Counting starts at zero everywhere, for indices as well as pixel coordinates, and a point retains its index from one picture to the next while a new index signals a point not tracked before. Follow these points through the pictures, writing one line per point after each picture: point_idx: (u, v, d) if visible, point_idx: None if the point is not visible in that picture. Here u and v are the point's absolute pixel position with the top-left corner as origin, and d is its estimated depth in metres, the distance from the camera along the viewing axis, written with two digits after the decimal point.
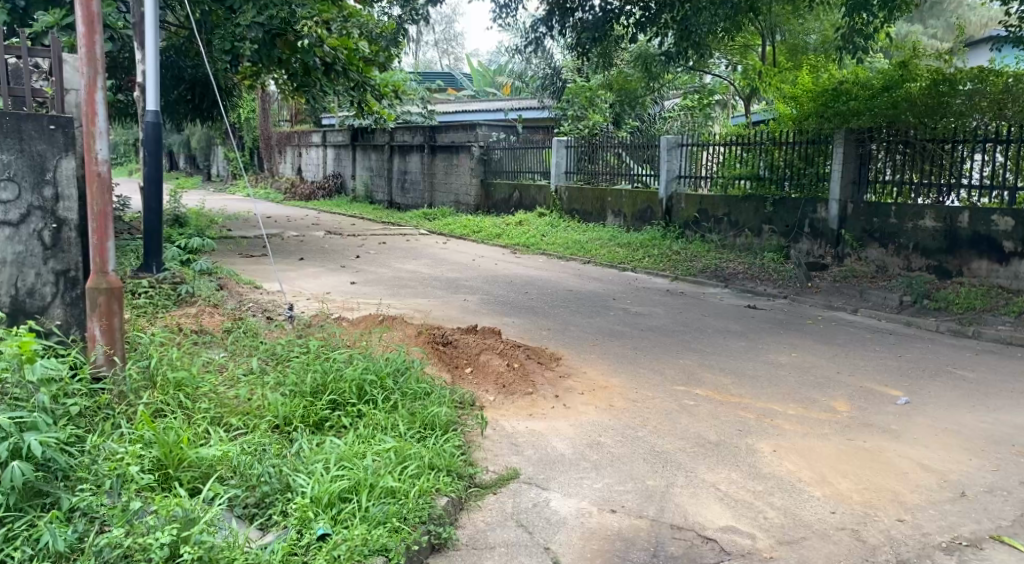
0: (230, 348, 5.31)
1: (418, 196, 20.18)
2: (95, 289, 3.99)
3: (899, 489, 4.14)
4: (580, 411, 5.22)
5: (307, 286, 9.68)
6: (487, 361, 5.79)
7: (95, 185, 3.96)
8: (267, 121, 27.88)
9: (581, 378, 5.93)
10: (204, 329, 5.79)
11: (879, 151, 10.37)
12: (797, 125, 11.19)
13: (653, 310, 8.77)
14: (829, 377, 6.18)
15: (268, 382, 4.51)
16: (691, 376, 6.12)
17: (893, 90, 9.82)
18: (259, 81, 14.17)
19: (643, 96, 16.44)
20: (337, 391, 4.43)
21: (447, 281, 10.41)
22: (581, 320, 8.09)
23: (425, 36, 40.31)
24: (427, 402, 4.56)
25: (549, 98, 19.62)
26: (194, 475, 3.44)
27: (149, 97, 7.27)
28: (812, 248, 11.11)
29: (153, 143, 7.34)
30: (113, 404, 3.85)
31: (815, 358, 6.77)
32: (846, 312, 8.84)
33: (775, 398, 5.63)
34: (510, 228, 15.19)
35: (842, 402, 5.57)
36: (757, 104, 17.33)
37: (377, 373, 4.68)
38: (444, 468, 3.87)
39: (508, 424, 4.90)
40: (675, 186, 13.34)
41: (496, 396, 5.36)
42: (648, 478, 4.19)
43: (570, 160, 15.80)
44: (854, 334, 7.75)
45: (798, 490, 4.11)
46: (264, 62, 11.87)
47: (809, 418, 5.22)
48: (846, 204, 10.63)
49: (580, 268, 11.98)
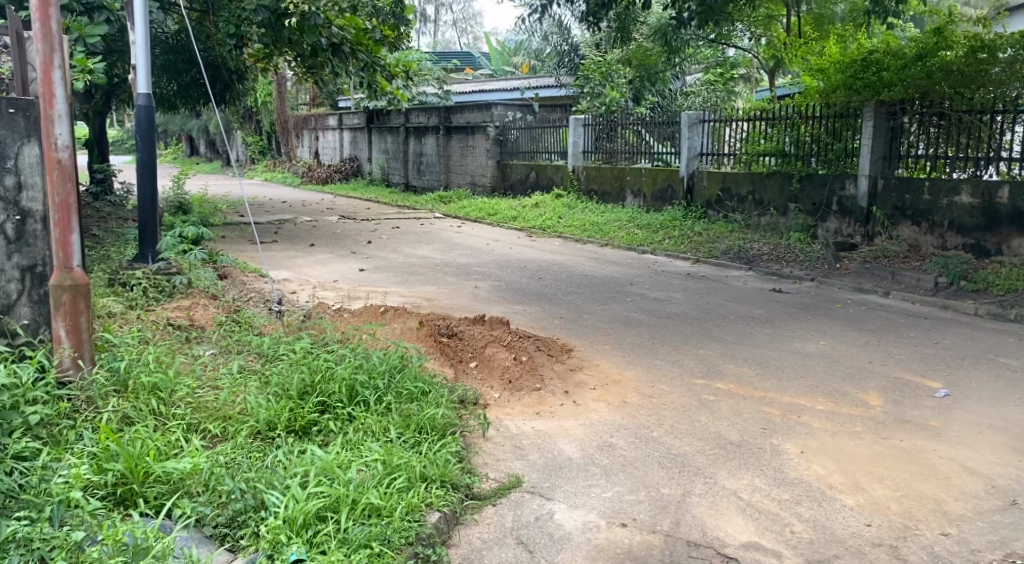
0: (219, 344, 5.00)
1: (434, 178, 19.83)
2: (59, 287, 3.71)
3: (942, 497, 3.74)
4: (591, 409, 4.87)
5: (315, 274, 9.41)
6: (492, 355, 5.44)
7: (55, 173, 3.69)
8: (283, 104, 27.68)
9: (594, 372, 5.57)
10: (197, 324, 5.50)
11: (912, 124, 9.80)
12: (824, 98, 10.65)
13: (672, 294, 8.36)
14: (860, 368, 5.76)
15: (253, 383, 4.20)
16: (712, 368, 5.73)
17: (927, 58, 9.32)
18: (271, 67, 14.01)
19: (663, 71, 15.87)
20: (326, 391, 4.10)
21: (459, 267, 10.07)
22: (595, 307, 7.72)
23: (443, 14, 39.59)
24: (423, 403, 4.21)
25: (567, 75, 19.16)
26: (160, 491, 3.14)
27: (139, 79, 6.88)
28: (841, 227, 10.63)
29: (147, 130, 6.98)
30: (76, 413, 3.56)
31: (846, 346, 6.35)
32: (877, 294, 8.37)
33: (803, 392, 5.23)
34: (526, 211, 14.81)
35: (875, 396, 5.16)
36: (782, 77, 16.68)
37: (370, 372, 4.35)
38: (437, 479, 3.53)
39: (513, 424, 4.57)
40: (696, 163, 12.88)
41: (501, 394, 5.01)
42: (663, 486, 3.83)
43: (588, 139, 15.33)
44: (886, 319, 7.30)
45: (829, 500, 3.72)
46: (275, 43, 11.69)
47: (839, 415, 4.81)
48: (877, 180, 10.12)
49: (597, 251, 11.57)
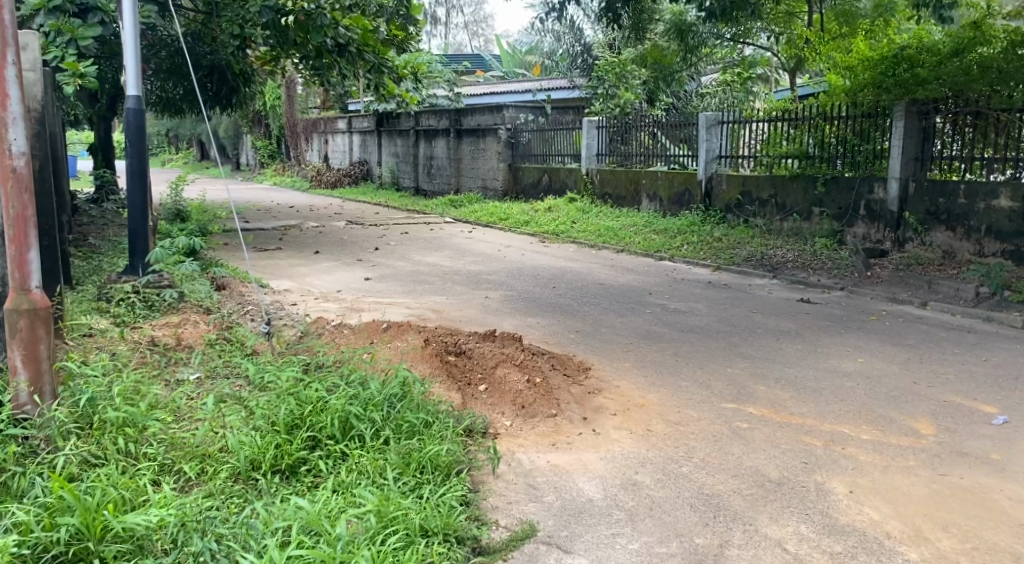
0: (205, 368, 4.59)
1: (444, 181, 19.40)
2: (15, 310, 3.30)
3: (1020, 551, 3.27)
4: (612, 439, 4.42)
5: (318, 283, 9.00)
6: (503, 376, 5.00)
7: (10, 184, 3.28)
8: (293, 108, 27.51)
9: (614, 394, 5.12)
10: (183, 343, 5.09)
11: (945, 123, 9.33)
12: (850, 98, 10.18)
13: (693, 305, 7.90)
14: (905, 390, 5.28)
15: (237, 414, 3.79)
16: (743, 390, 5.26)
17: (964, 54, 8.68)
18: (277, 70, 13.70)
19: (679, 71, 15.30)
20: (317, 425, 3.68)
21: (469, 276, 9.63)
22: (613, 319, 7.26)
23: (455, 17, 39.32)
24: (426, 438, 3.78)
25: (580, 76, 18.72)
26: (120, 550, 2.70)
27: (129, 82, 6.45)
28: (869, 232, 10.12)
29: (136, 133, 6.47)
30: (29, 457, 3.14)
31: (886, 364, 5.86)
32: (913, 305, 7.87)
33: (845, 418, 4.75)
34: (539, 215, 14.37)
35: (926, 423, 4.68)
36: (803, 77, 16.15)
37: (367, 401, 3.94)
38: (439, 533, 3.09)
39: (526, 457, 4.13)
40: (715, 166, 12.40)
41: (514, 421, 4.57)
42: (697, 535, 3.37)
43: (602, 142, 14.86)
44: (927, 333, 6.79)
45: (887, 553, 3.26)
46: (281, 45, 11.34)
47: (888, 446, 4.33)
48: (908, 183, 9.64)
49: (612, 257, 11.12)
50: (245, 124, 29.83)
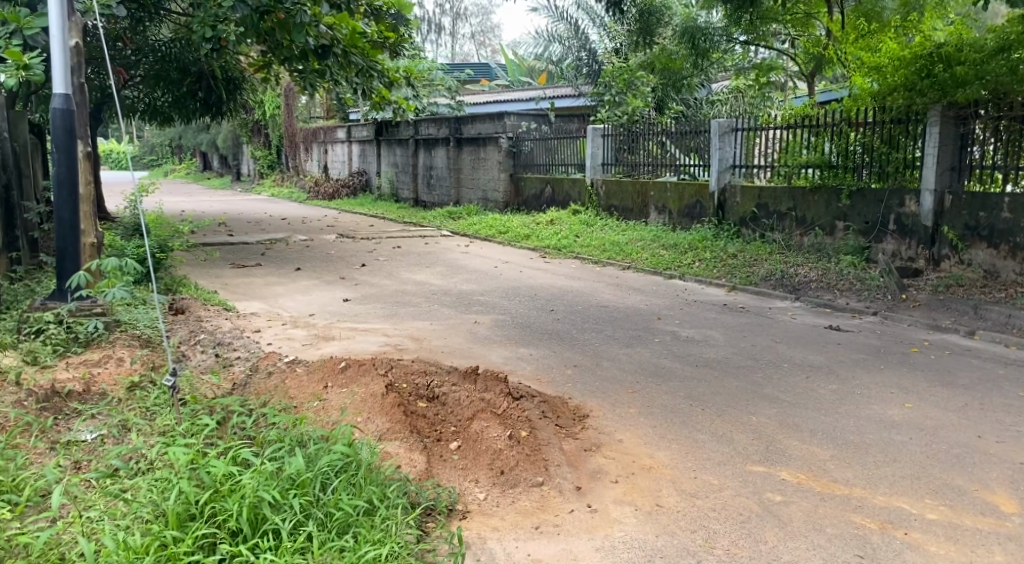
0: (106, 425, 3.70)
1: (444, 193, 18.54)
2: None
3: None
4: (613, 519, 3.49)
5: (290, 305, 8.13)
6: (480, 431, 4.06)
7: None
8: (292, 117, 26.66)
9: (616, 453, 4.20)
10: (95, 388, 4.17)
11: (984, 130, 8.40)
12: (878, 102, 9.28)
13: (708, 333, 6.97)
14: (970, 448, 4.33)
15: (117, 501, 2.90)
16: (773, 446, 4.33)
17: (1009, 51, 7.78)
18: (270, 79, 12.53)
19: (689, 77, 14.26)
20: (217, 517, 2.79)
21: (459, 296, 8.72)
22: (616, 351, 6.33)
23: (462, 28, 38.52)
24: (363, 535, 2.84)
25: (585, 84, 17.71)
26: None
27: (56, 82, 5.56)
28: (899, 249, 9.18)
29: (64, 138, 5.55)
30: None
31: (941, 411, 4.92)
32: (958, 334, 6.94)
33: (901, 487, 3.83)
34: (540, 229, 13.49)
35: (1005, 496, 3.74)
36: (822, 83, 15.21)
37: (294, 479, 3.04)
38: None
39: (500, 547, 3.21)
40: (728, 176, 11.49)
41: (489, 493, 3.65)
42: None
43: (607, 151, 14.00)
44: (982, 370, 5.84)
45: None
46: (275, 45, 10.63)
47: (963, 533, 3.40)
48: (943, 195, 8.70)
49: (617, 275, 10.21)
50: (244, 134, 28.98)
